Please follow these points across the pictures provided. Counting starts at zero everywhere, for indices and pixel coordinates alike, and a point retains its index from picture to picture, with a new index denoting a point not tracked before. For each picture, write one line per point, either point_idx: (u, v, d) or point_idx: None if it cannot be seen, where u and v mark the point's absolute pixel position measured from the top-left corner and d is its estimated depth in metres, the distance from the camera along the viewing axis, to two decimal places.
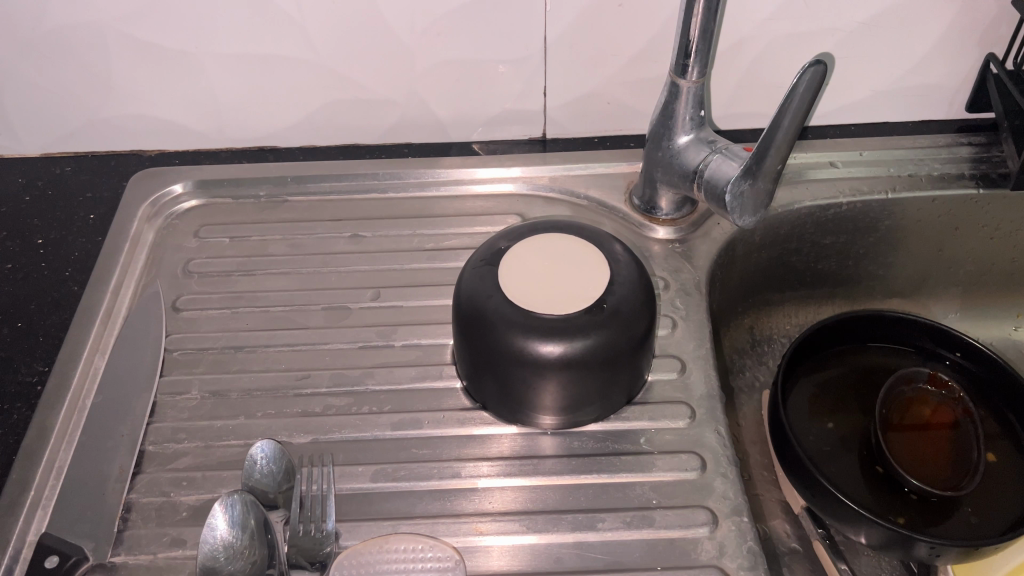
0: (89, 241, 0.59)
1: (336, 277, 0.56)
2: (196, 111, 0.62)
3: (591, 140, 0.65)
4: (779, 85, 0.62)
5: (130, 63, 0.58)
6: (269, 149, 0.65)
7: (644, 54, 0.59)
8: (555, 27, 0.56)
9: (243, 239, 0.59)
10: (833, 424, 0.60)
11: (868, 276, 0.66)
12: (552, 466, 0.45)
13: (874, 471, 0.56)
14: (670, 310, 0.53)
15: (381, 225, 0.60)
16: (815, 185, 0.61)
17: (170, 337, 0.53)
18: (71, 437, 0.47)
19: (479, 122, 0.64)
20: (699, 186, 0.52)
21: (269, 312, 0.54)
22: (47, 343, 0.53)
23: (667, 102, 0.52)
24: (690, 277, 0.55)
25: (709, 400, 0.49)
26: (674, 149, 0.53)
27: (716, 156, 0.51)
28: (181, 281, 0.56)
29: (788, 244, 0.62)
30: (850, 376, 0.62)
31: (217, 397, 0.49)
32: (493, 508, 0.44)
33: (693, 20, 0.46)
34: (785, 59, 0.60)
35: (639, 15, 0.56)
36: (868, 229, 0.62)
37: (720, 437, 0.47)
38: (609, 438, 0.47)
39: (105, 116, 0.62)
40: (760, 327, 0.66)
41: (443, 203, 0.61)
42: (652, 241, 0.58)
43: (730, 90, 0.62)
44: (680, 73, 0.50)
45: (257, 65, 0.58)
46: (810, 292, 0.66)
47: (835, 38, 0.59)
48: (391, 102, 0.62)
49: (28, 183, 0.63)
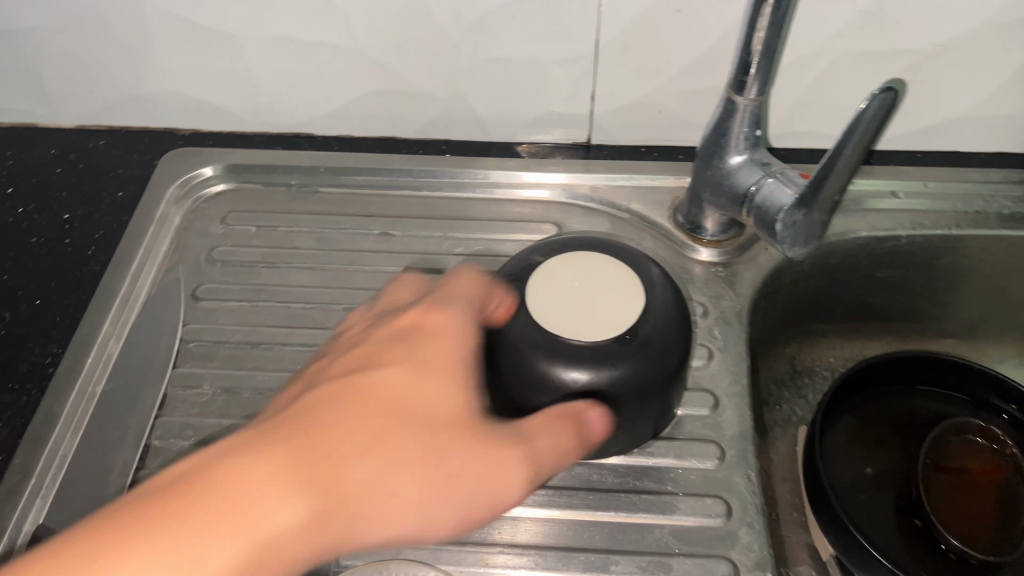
0: (115, 219, 0.58)
1: (361, 276, 0.54)
2: (233, 93, 0.60)
3: (638, 149, 0.62)
4: (843, 105, 0.58)
5: (169, 41, 0.56)
6: (305, 136, 0.63)
7: (700, 66, 0.55)
8: (609, 30, 0.53)
9: (270, 229, 0.57)
10: (872, 469, 0.56)
11: (924, 314, 0.62)
12: (567, 499, 0.43)
13: (911, 525, 0.52)
14: (707, 340, 0.50)
15: (412, 225, 0.57)
16: (872, 215, 0.58)
17: (187, 327, 0.51)
18: (77, 426, 0.46)
19: (523, 123, 0.61)
20: (749, 211, 0.49)
21: (289, 309, 0.52)
22: (64, 323, 0.52)
23: (722, 119, 0.48)
24: (732, 305, 0.52)
25: (740, 441, 0.46)
26: (725, 169, 0.50)
27: (771, 180, 0.48)
28: (203, 269, 0.54)
29: (839, 274, 0.59)
30: (893, 419, 0.59)
31: (229, 394, 0.48)
32: (504, 539, 0.42)
33: (756, 34, 0.43)
34: (852, 79, 0.56)
35: (698, 23, 0.52)
36: (927, 265, 0.59)
37: (750, 482, 0.44)
38: (632, 474, 0.44)
39: (142, 93, 0.60)
40: (802, 358, 0.63)
41: (479, 206, 0.59)
42: (694, 263, 0.55)
43: (790, 106, 0.58)
44: (737, 89, 0.46)
45: (295, 50, 0.56)
46: (857, 325, 0.63)
47: (908, 59, 0.54)
48: (432, 97, 0.59)
49: (60, 155, 0.62)
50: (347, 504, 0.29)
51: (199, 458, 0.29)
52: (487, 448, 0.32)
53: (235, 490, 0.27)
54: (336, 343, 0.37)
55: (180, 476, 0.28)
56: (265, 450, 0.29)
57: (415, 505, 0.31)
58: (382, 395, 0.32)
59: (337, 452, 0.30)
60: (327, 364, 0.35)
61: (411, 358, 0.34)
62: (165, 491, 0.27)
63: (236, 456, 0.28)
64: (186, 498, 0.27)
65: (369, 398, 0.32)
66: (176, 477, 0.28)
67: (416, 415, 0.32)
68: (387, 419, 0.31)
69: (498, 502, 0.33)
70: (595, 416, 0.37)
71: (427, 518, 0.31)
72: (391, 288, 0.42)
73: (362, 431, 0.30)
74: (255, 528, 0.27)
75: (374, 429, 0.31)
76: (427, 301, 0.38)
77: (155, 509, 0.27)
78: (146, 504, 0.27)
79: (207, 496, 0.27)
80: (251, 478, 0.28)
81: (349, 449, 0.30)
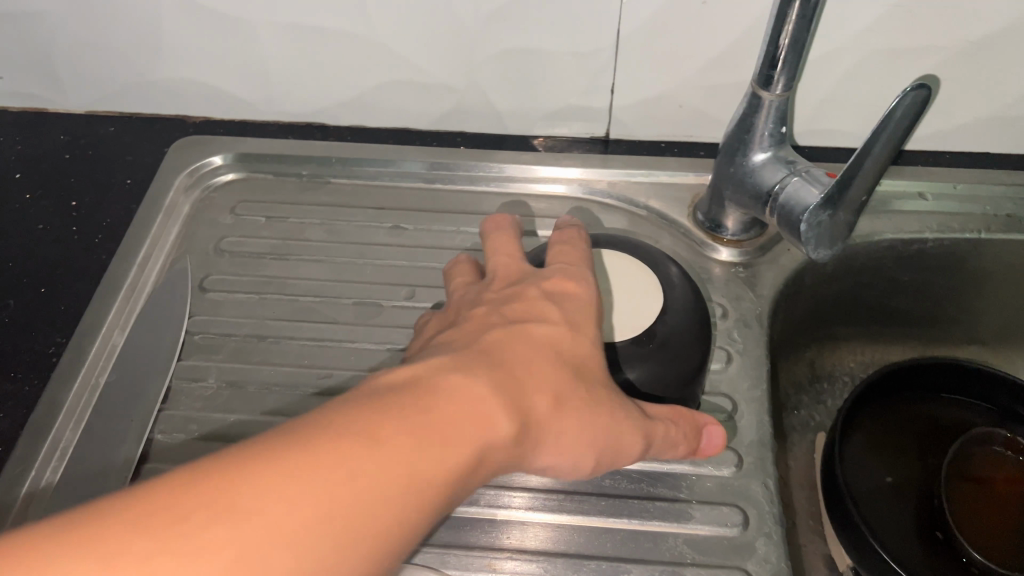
0: (123, 207, 0.57)
1: (371, 270, 0.53)
2: (245, 80, 0.58)
3: (658, 145, 0.60)
4: (871, 102, 0.56)
5: (180, 26, 0.54)
6: (318, 126, 0.62)
7: (724, 59, 0.53)
8: (630, 22, 0.51)
9: (280, 220, 0.56)
10: (893, 478, 0.55)
11: (950, 320, 0.60)
12: (579, 504, 0.42)
13: (932, 536, 0.51)
14: (726, 342, 0.49)
15: (424, 218, 0.56)
16: (899, 217, 0.56)
17: (193, 319, 0.50)
18: (79, 418, 0.45)
19: (540, 116, 0.59)
20: (772, 210, 0.47)
21: (298, 302, 0.51)
22: (69, 313, 0.51)
23: (746, 114, 0.47)
24: (752, 307, 0.51)
25: (758, 448, 0.44)
26: (748, 167, 0.48)
27: (795, 179, 0.46)
28: (211, 260, 0.53)
29: (863, 277, 0.57)
30: (915, 428, 0.57)
31: (234, 388, 0.47)
32: (512, 544, 0.41)
33: (784, 27, 0.41)
34: (882, 76, 0.54)
35: (724, 15, 0.50)
36: (954, 269, 0.57)
37: (768, 491, 0.42)
38: (646, 480, 0.43)
39: (152, 79, 0.59)
40: (822, 362, 0.61)
41: (494, 201, 0.57)
42: (713, 263, 0.53)
43: (815, 103, 0.56)
44: (763, 84, 0.45)
45: (307, 38, 0.55)
46: (880, 329, 0.61)
47: (941, 57, 0.52)
48: (447, 88, 0.58)
49: (69, 141, 0.61)
50: (533, 431, 0.32)
51: (414, 371, 0.30)
52: (635, 407, 0.36)
53: (469, 401, 0.29)
54: (463, 307, 0.40)
55: (402, 385, 0.29)
56: (482, 371, 0.31)
57: (580, 442, 0.33)
58: (554, 342, 0.35)
59: (529, 386, 0.32)
60: (476, 317, 0.37)
61: (565, 314, 0.37)
62: (395, 393, 0.28)
63: (461, 375, 0.30)
64: (416, 404, 0.28)
65: (543, 342, 0.34)
66: (396, 388, 0.28)
67: (582, 366, 0.35)
68: (564, 364, 0.34)
69: (626, 455, 0.36)
70: (717, 432, 0.40)
71: (584, 457, 0.33)
72: (488, 239, 0.44)
73: (548, 372, 0.33)
74: (481, 437, 0.28)
75: (558, 370, 0.33)
76: (552, 271, 0.40)
77: (405, 406, 0.27)
78: (376, 403, 0.27)
79: (442, 404, 0.28)
80: (477, 392, 0.29)
81: (537, 385, 0.32)
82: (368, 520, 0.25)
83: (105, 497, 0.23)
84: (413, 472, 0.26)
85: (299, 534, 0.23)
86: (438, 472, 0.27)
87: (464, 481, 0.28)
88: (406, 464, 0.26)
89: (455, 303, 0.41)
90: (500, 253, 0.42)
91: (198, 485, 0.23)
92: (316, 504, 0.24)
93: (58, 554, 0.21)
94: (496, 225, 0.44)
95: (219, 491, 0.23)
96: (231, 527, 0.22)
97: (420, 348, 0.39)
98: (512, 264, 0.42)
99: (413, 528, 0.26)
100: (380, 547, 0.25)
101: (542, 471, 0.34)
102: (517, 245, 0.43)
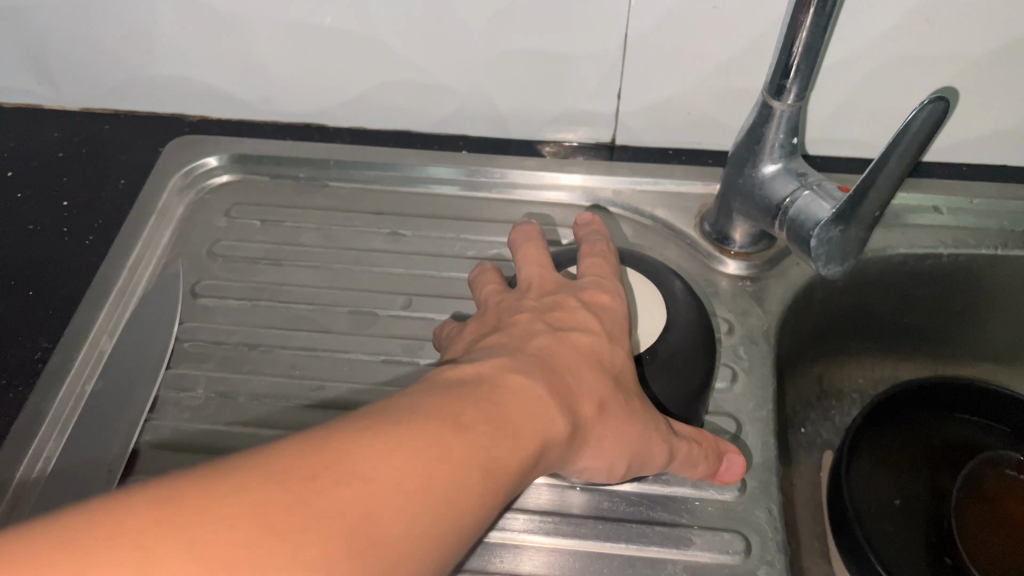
0: (116, 208, 0.56)
1: (367, 277, 0.52)
2: (242, 79, 0.57)
3: (665, 152, 0.59)
4: (887, 111, 0.54)
5: (176, 23, 0.53)
6: (317, 127, 0.61)
7: (735, 65, 0.52)
8: (638, 26, 0.50)
9: (275, 223, 0.55)
10: (901, 500, 0.53)
11: (964, 337, 0.58)
12: (575, 527, 0.41)
13: (941, 562, 0.49)
14: (731, 360, 0.47)
15: (423, 224, 0.55)
16: (912, 231, 0.54)
17: (183, 325, 0.49)
18: (63, 427, 0.44)
19: (544, 120, 0.58)
20: (781, 224, 0.46)
21: (291, 309, 0.50)
22: (57, 317, 0.50)
23: (756, 124, 0.45)
24: (759, 323, 0.49)
25: (763, 472, 0.43)
26: (758, 179, 0.46)
27: (807, 192, 0.44)
28: (204, 264, 0.52)
29: (874, 291, 0.56)
30: (926, 449, 0.55)
31: (223, 398, 0.45)
32: (505, 568, 0.39)
33: (797, 36, 0.40)
34: (898, 85, 0.52)
35: (736, 20, 0.49)
36: (969, 286, 0.55)
37: (772, 518, 0.41)
38: (645, 503, 0.41)
39: (148, 77, 0.57)
40: (830, 378, 0.59)
41: (495, 207, 0.56)
42: (720, 275, 0.52)
43: (829, 111, 0.55)
44: (775, 94, 0.43)
45: (306, 37, 0.53)
46: (892, 345, 0.59)
47: (961, 66, 0.50)
48: (449, 90, 0.56)
49: (62, 139, 0.60)
50: (581, 432, 0.34)
51: (474, 373, 0.33)
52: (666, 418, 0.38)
53: (529, 403, 0.32)
54: (503, 311, 0.40)
55: (471, 385, 0.32)
56: (537, 376, 0.33)
57: (622, 446, 0.35)
58: (597, 352, 0.37)
59: (577, 391, 0.35)
60: (522, 322, 0.38)
61: (604, 325, 0.39)
62: (467, 393, 0.31)
63: (520, 377, 0.33)
64: (484, 401, 0.31)
65: (587, 351, 0.37)
66: (464, 386, 0.32)
67: (620, 376, 0.37)
68: (605, 372, 0.37)
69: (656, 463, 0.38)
70: (736, 458, 0.40)
71: (624, 460, 0.36)
72: (518, 249, 0.45)
73: (593, 379, 0.35)
74: (537, 436, 0.31)
75: (602, 378, 0.36)
76: (588, 281, 0.42)
77: (476, 405, 0.30)
78: (449, 402, 0.30)
79: (507, 403, 0.31)
80: (535, 395, 0.32)
81: (584, 391, 0.35)
82: (435, 512, 0.27)
83: (231, 459, 0.26)
84: (485, 461, 0.29)
85: (377, 510, 0.26)
86: (496, 466, 0.29)
87: (525, 472, 0.31)
88: (479, 454, 0.29)
89: (492, 307, 0.42)
90: (532, 262, 0.43)
91: (312, 456, 0.26)
92: (410, 480, 0.27)
93: (203, 501, 0.24)
94: (525, 235, 0.45)
95: (331, 461, 0.26)
96: (345, 490, 0.25)
97: (463, 351, 0.39)
98: (544, 274, 0.43)
99: (482, 513, 0.29)
100: (458, 527, 0.27)
101: (577, 471, 0.37)
102: (546, 256, 0.44)
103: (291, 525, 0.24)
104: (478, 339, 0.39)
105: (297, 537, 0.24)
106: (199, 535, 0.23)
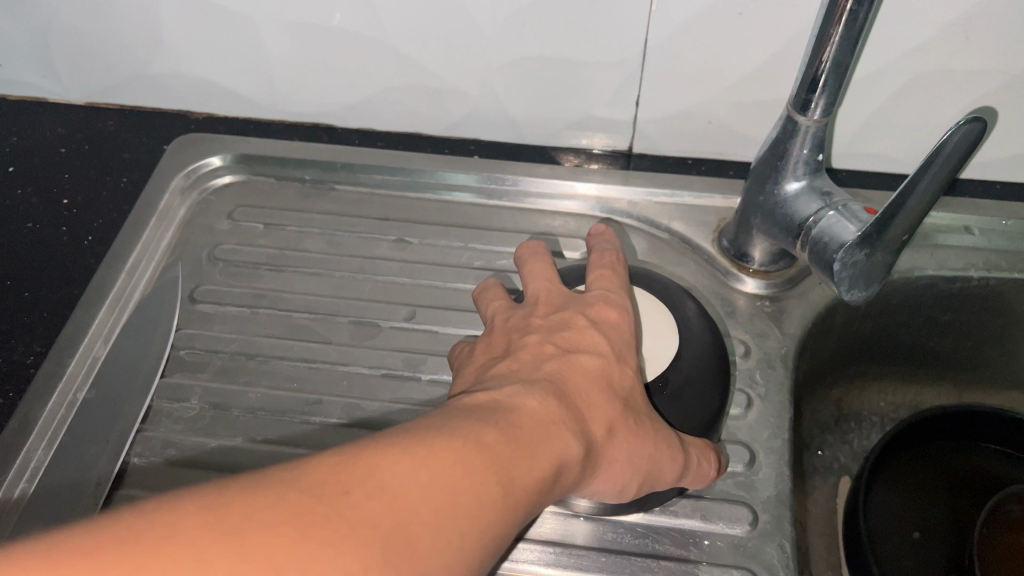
0: (116, 208, 0.55)
1: (371, 286, 0.50)
2: (249, 78, 0.55)
3: (684, 161, 0.57)
4: (917, 127, 0.52)
5: (181, 20, 0.51)
6: (326, 128, 0.59)
7: (759, 75, 0.49)
8: (659, 33, 0.48)
9: (279, 228, 0.53)
10: (920, 534, 0.51)
11: (992, 364, 0.56)
12: (577, 560, 0.39)
13: None
14: (747, 385, 0.45)
15: (429, 231, 0.53)
16: (940, 252, 0.52)
17: (180, 332, 0.48)
18: (52, 436, 0.43)
19: (559, 126, 0.56)
20: (803, 245, 0.44)
21: (291, 319, 0.48)
22: (51, 321, 0.48)
23: (780, 140, 0.43)
24: (776, 346, 0.47)
25: (776, 506, 0.41)
26: (781, 197, 0.44)
27: (832, 213, 0.42)
28: (204, 269, 0.51)
29: (897, 314, 0.54)
30: (948, 480, 0.53)
31: (218, 411, 0.44)
32: None
33: (826, 50, 0.37)
34: (931, 100, 0.49)
35: (760, 29, 0.46)
36: (999, 311, 0.53)
37: (783, 555, 0.39)
38: (651, 536, 0.40)
39: (152, 74, 0.56)
40: (849, 402, 0.57)
41: (504, 216, 0.54)
42: (737, 293, 0.50)
43: (857, 124, 0.52)
44: (800, 109, 0.41)
45: (314, 37, 0.51)
46: (915, 369, 0.57)
47: (999, 82, 0.48)
48: (461, 94, 0.54)
49: (66, 134, 0.58)
50: (595, 454, 0.32)
51: (482, 398, 0.31)
52: (676, 435, 0.36)
53: (545, 423, 0.30)
54: (511, 332, 0.38)
55: (487, 406, 0.30)
56: (548, 397, 0.32)
57: (633, 466, 0.34)
58: (607, 375, 0.35)
59: (588, 412, 0.33)
60: (530, 344, 0.36)
61: (612, 345, 0.37)
62: (481, 413, 0.29)
63: (534, 399, 0.31)
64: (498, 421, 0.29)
65: (598, 374, 0.35)
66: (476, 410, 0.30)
67: (631, 399, 0.35)
68: (616, 395, 0.35)
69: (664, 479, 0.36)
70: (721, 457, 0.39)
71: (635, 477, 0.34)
72: (524, 267, 0.43)
73: (604, 403, 0.34)
74: (556, 454, 0.29)
75: (613, 401, 0.34)
76: (594, 296, 0.40)
77: (495, 423, 0.29)
78: (462, 424, 0.28)
79: (526, 422, 0.30)
80: (550, 415, 0.31)
81: (595, 413, 0.33)
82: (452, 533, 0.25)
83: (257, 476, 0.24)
84: (508, 479, 0.27)
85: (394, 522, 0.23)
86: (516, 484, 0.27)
87: (551, 490, 0.30)
88: (506, 473, 0.27)
89: (499, 327, 0.40)
90: (539, 279, 0.41)
91: (342, 469, 0.24)
92: (439, 494, 0.25)
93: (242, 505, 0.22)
94: (531, 251, 0.43)
95: (362, 475, 0.24)
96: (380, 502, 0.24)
97: (472, 376, 0.37)
98: (552, 290, 0.41)
99: (507, 533, 0.27)
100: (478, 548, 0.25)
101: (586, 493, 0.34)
102: (554, 272, 0.42)
103: (335, 535, 0.22)
104: (486, 363, 0.37)
105: (346, 547, 0.22)
106: (250, 547, 0.21)
